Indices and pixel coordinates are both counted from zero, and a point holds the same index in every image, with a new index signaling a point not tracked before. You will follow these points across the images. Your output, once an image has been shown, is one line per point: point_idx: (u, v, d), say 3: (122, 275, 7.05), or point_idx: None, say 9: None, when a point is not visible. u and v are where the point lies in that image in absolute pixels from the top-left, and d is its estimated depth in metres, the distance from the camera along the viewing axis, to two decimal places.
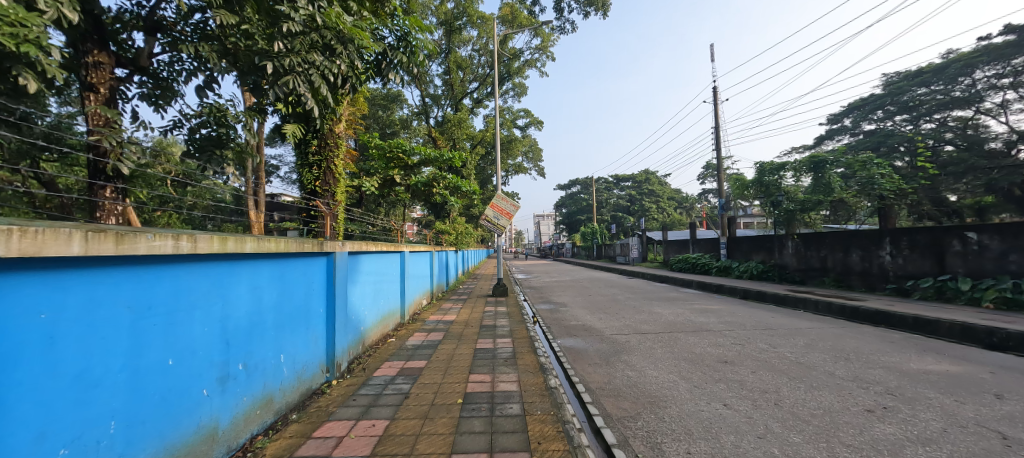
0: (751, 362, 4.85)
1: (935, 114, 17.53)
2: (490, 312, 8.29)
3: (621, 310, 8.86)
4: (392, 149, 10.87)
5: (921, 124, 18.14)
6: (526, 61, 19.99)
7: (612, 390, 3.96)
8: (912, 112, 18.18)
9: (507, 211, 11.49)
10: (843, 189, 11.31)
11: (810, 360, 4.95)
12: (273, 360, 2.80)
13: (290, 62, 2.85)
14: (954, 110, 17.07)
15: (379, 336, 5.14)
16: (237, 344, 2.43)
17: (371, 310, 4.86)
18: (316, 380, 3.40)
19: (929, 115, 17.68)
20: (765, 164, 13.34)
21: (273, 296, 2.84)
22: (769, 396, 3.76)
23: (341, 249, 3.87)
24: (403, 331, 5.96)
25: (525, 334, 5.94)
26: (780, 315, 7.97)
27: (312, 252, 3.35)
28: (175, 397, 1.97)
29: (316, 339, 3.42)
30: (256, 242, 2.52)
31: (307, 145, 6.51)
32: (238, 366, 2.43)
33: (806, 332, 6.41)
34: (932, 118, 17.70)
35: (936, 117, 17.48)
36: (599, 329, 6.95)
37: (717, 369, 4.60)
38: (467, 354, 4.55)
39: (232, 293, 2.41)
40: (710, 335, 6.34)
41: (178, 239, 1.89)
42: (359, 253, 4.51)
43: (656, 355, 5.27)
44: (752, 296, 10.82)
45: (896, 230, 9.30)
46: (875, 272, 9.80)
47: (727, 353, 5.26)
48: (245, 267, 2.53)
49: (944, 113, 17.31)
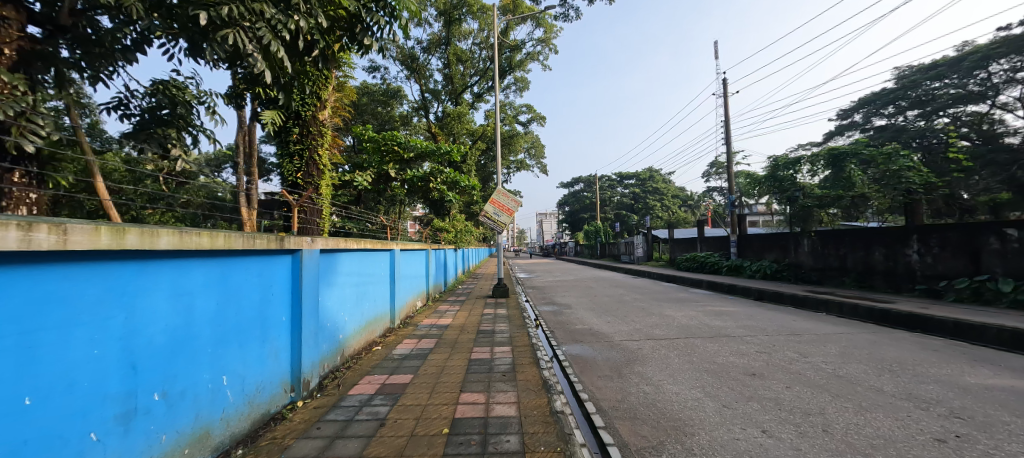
0: (785, 375, 4.25)
1: (949, 108, 16.92)
2: (489, 314, 7.73)
3: (629, 313, 8.26)
4: (386, 142, 10.36)
5: (933, 120, 17.39)
6: (528, 54, 19.36)
7: (628, 410, 3.40)
8: (925, 107, 17.53)
9: (507, 208, 10.92)
10: (864, 185, 10.35)
11: (849, 372, 4.37)
12: (210, 385, 2.24)
13: (230, 11, 2.31)
14: (969, 105, 16.48)
15: (362, 345, 4.59)
16: (150, 369, 1.87)
17: (353, 316, 4.34)
18: (277, 401, 2.85)
19: (944, 110, 17.05)
20: (779, 158, 12.72)
21: (211, 304, 2.28)
22: (814, 420, 3.19)
23: (310, 247, 3.31)
24: (392, 337, 5.41)
25: (527, 341, 5.36)
26: (803, 318, 7.37)
27: (269, 249, 2.78)
28: (33, 451, 1.39)
29: (276, 353, 2.87)
30: (176, 235, 1.94)
31: (287, 134, 5.93)
32: (153, 398, 1.88)
33: (837, 338, 5.81)
34: (947, 113, 17.11)
35: (950, 112, 16.89)
36: (606, 334, 6.38)
37: (747, 384, 4.00)
38: (459, 368, 3.96)
39: (142, 301, 1.85)
40: (730, 342, 5.74)
41: (31, 229, 1.32)
42: (336, 251, 3.95)
43: (674, 365, 4.67)
44: (767, 297, 10.23)
45: (924, 227, 8.69)
46: (901, 272, 9.20)
47: (754, 364, 4.67)
48: (164, 267, 1.96)
49: (959, 108, 16.75)
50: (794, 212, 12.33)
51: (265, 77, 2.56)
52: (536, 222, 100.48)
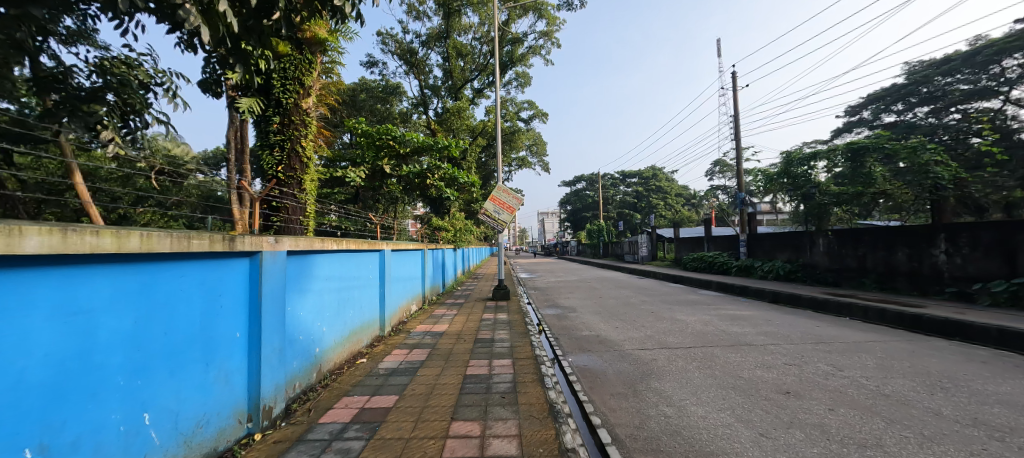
0: (825, 395, 3.72)
1: (961, 104, 16.10)
2: (489, 319, 7.21)
3: (638, 317, 7.74)
4: (381, 135, 9.82)
5: (944, 117, 16.72)
6: (530, 48, 18.84)
7: (649, 441, 2.89)
8: (936, 103, 17.01)
9: (508, 205, 10.41)
10: (886, 181, 9.68)
11: (896, 390, 3.85)
12: (120, 428, 1.73)
13: None
14: (981, 101, 15.53)
15: (344, 357, 4.08)
16: (18, 418, 1.36)
17: (334, 326, 3.85)
18: (226, 435, 2.35)
19: (955, 105, 16.30)
20: (793, 154, 12.04)
21: (125, 325, 1.77)
22: (872, 454, 2.68)
23: (273, 248, 2.78)
24: (381, 347, 4.89)
25: (529, 352, 4.85)
26: (827, 324, 6.82)
27: (213, 252, 2.26)
28: None
29: (226, 378, 2.36)
30: (55, 235, 1.41)
31: (266, 123, 5.38)
32: (22, 457, 1.37)
33: (871, 348, 5.29)
34: (958, 109, 16.29)
35: (957, 109, 16.27)
36: (615, 342, 5.86)
37: (783, 406, 3.48)
38: (453, 387, 3.45)
39: (6, 326, 1.33)
40: (754, 352, 5.21)
41: None
42: (311, 252, 3.43)
43: (695, 381, 4.14)
44: (783, 299, 9.70)
45: (954, 225, 8.19)
46: (927, 273, 8.68)
47: (786, 380, 4.15)
48: (40, 279, 1.44)
49: (970, 104, 15.82)
50: (807, 210, 11.71)
51: (203, 36, 2.11)
52: (539, 221, 99.73)
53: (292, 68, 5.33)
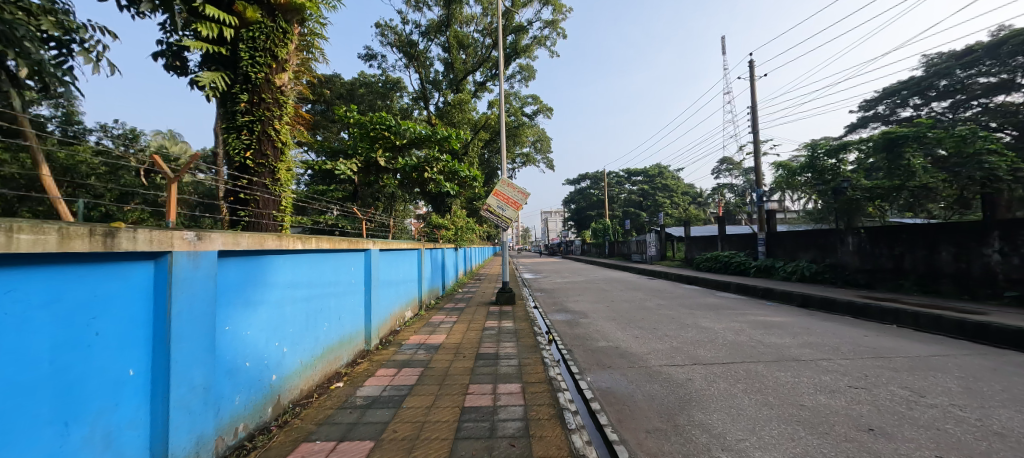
0: (921, 434, 2.92)
1: (979, 99, 15.26)
2: (491, 329, 6.38)
3: (658, 324, 6.98)
4: (374, 125, 9.11)
5: (961, 112, 15.94)
6: (534, 39, 17.96)
7: None
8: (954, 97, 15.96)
9: (513, 200, 9.60)
10: (928, 173, 8.78)
11: (1007, 425, 3.06)
12: None
13: None
14: (1000, 96, 14.81)
15: (314, 383, 3.31)
16: None
17: (298, 345, 3.07)
18: None
19: (975, 100, 15.40)
20: (821, 145, 11.27)
21: None
22: None
23: (192, 249, 2.01)
24: (364, 366, 4.13)
25: (541, 372, 4.06)
26: (876, 333, 6.01)
27: (77, 253, 1.49)
28: None
29: (98, 438, 1.58)
30: None
31: (232, 102, 4.63)
32: None
33: (944, 366, 4.47)
34: (979, 103, 15.33)
35: (978, 103, 15.26)
36: (638, 356, 5.05)
37: (875, 451, 2.68)
38: (446, 428, 2.67)
39: None
40: (806, 369, 4.41)
41: None
42: (262, 253, 2.66)
43: (748, 412, 3.33)
44: (814, 304, 8.87)
45: (1010, 222, 7.33)
46: (977, 275, 7.84)
47: (862, 410, 3.35)
48: None
49: (989, 99, 15.03)
50: (835, 205, 10.75)
51: None
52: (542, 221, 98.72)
53: (262, 37, 4.58)
